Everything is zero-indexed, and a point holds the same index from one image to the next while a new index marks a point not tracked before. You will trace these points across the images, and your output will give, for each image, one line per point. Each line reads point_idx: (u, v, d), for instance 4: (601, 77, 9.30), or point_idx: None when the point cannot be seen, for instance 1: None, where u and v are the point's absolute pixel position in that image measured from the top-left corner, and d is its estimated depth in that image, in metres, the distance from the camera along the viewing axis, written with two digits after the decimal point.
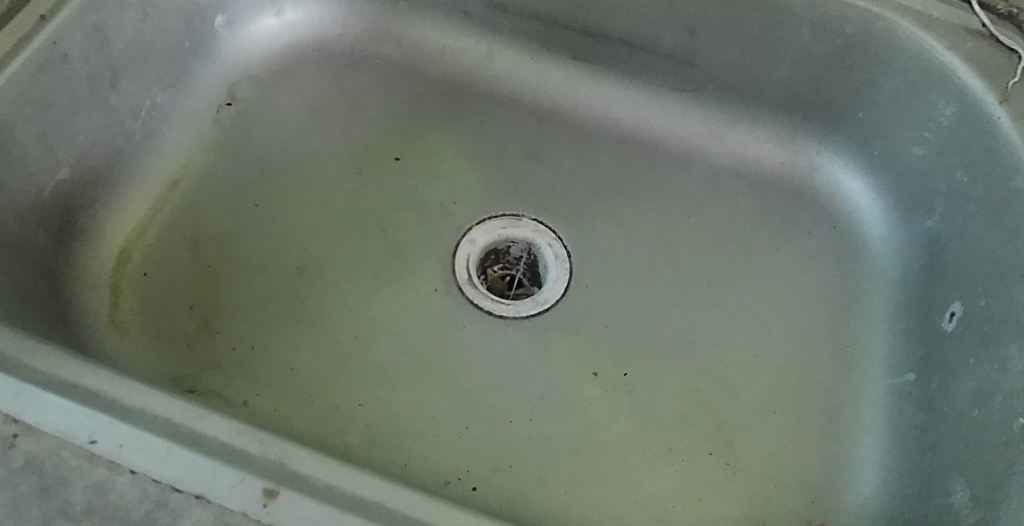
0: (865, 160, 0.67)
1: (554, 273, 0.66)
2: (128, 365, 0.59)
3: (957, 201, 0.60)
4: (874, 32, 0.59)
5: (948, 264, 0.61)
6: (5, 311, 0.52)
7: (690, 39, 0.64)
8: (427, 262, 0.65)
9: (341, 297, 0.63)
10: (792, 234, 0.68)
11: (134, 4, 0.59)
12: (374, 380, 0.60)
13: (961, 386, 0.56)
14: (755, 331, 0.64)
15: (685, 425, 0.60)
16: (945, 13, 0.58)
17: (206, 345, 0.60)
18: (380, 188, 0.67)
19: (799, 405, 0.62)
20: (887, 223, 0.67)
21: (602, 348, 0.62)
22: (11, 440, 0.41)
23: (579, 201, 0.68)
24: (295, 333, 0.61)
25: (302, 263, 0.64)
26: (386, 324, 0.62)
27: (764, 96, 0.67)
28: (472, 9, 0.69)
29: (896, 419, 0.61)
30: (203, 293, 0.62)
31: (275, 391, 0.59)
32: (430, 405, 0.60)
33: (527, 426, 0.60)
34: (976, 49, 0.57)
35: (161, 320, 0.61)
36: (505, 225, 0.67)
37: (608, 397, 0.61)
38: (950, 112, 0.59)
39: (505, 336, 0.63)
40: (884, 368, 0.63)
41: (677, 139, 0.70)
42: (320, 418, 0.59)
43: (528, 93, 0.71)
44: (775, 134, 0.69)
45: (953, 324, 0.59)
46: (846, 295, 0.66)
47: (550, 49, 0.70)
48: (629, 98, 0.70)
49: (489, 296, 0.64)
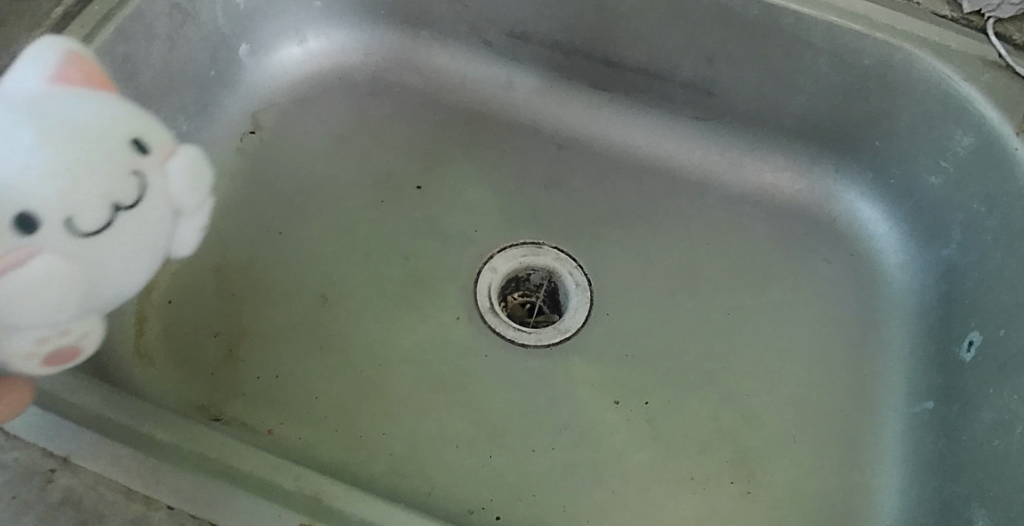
0: (882, 188, 0.68)
1: (575, 301, 0.66)
2: (155, 393, 0.59)
3: (974, 230, 0.61)
4: (891, 64, 0.60)
5: (965, 293, 0.62)
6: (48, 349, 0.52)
7: (709, 69, 0.65)
8: (448, 290, 0.65)
9: (364, 324, 0.63)
10: (809, 261, 0.69)
11: (162, 34, 0.60)
12: (398, 408, 0.61)
13: (980, 416, 0.57)
14: (774, 359, 0.65)
15: (707, 454, 0.61)
16: (963, 44, 0.60)
17: (231, 374, 0.61)
18: (402, 215, 0.68)
19: (819, 433, 0.63)
20: (904, 250, 0.67)
21: (623, 376, 0.63)
22: (49, 475, 0.41)
23: (599, 228, 0.69)
24: (319, 361, 0.62)
25: (325, 290, 0.64)
26: (409, 351, 0.63)
27: (782, 125, 0.68)
28: (493, 39, 0.70)
29: (915, 447, 0.62)
30: (228, 321, 0.62)
31: (299, 419, 0.60)
32: (454, 433, 0.60)
33: (549, 455, 0.60)
34: (993, 80, 0.58)
35: (186, 348, 0.61)
36: (526, 253, 0.68)
37: (630, 426, 0.61)
38: (967, 143, 0.60)
39: (527, 364, 0.63)
40: (903, 396, 0.64)
41: (694, 167, 0.71)
42: (343, 446, 0.59)
43: (547, 121, 0.72)
44: (792, 162, 0.70)
45: (971, 353, 0.60)
46: (865, 323, 0.67)
47: (570, 78, 0.71)
48: (647, 127, 0.71)
49: (511, 324, 0.65)
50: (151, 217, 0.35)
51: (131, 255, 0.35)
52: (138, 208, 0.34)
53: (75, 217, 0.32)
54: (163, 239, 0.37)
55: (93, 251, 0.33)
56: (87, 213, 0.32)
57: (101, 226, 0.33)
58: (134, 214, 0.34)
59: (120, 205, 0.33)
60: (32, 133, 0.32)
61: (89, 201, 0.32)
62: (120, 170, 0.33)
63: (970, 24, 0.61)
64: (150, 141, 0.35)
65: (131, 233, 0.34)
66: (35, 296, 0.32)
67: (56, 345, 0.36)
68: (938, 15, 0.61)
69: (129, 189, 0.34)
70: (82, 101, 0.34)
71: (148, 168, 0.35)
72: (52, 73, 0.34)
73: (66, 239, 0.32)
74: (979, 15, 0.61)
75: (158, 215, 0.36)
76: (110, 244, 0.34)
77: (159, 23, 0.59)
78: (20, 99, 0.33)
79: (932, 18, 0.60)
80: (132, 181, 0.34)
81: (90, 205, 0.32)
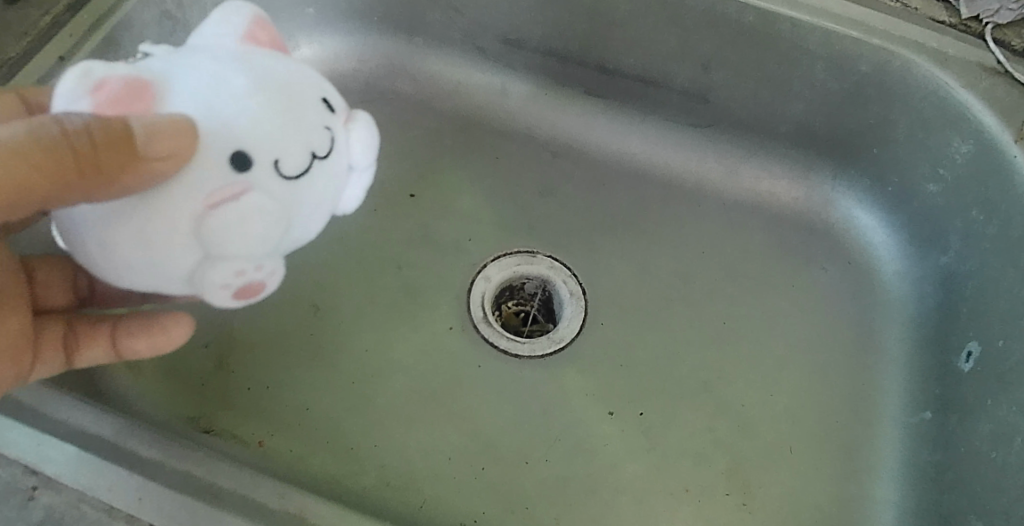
0: (879, 196, 0.67)
1: (569, 311, 0.65)
2: (143, 406, 0.57)
3: (973, 239, 0.60)
4: (889, 70, 0.60)
5: (964, 302, 0.61)
6: None
7: (704, 75, 0.65)
8: (441, 300, 0.65)
9: (357, 335, 0.63)
10: (807, 270, 0.68)
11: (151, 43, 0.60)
12: (390, 420, 0.60)
13: (979, 427, 0.56)
14: (771, 369, 0.64)
15: (702, 465, 0.60)
16: (961, 50, 0.59)
17: (221, 385, 0.60)
18: (395, 224, 0.67)
19: (817, 445, 0.62)
20: (902, 258, 0.67)
21: (618, 387, 0.62)
22: (31, 492, 0.40)
23: (593, 237, 0.68)
24: (310, 373, 0.61)
25: (318, 301, 0.64)
26: (402, 363, 0.62)
27: (779, 132, 0.67)
28: (486, 46, 0.69)
29: (913, 459, 0.61)
30: (219, 332, 0.62)
31: (290, 432, 0.59)
32: (446, 446, 0.59)
33: (543, 467, 0.59)
34: (991, 86, 0.58)
35: (176, 359, 0.60)
36: (520, 262, 0.67)
37: (624, 437, 0.61)
38: (965, 150, 0.59)
39: (520, 375, 0.62)
40: (902, 406, 0.63)
41: (691, 174, 0.70)
42: (334, 459, 0.58)
43: (541, 129, 0.71)
44: (788, 169, 0.69)
45: (969, 364, 0.59)
46: (863, 332, 0.66)
47: (565, 85, 0.70)
48: (643, 134, 0.70)
49: (504, 335, 0.64)
50: (338, 171, 0.38)
51: (316, 204, 0.37)
52: (329, 159, 0.37)
53: (284, 155, 0.34)
54: (339, 197, 0.39)
55: (294, 192, 0.35)
56: (292, 157, 0.35)
57: (300, 170, 0.35)
58: (327, 164, 0.37)
59: (318, 151, 0.36)
60: (245, 80, 0.34)
61: (298, 143, 0.35)
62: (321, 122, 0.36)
63: (968, 30, 0.60)
64: (337, 103, 0.38)
65: (322, 183, 0.37)
66: (246, 224, 0.34)
67: (246, 282, 0.36)
68: (935, 20, 0.60)
69: (325, 140, 0.36)
70: (283, 60, 0.37)
71: (337, 127, 0.37)
72: (245, 32, 0.37)
73: (273, 175, 0.34)
74: (977, 20, 0.60)
75: (341, 171, 0.38)
76: (304, 188, 0.36)
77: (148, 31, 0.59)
78: (230, 51, 0.36)
79: (930, 24, 0.60)
80: (328, 133, 0.37)
81: (296, 147, 0.35)
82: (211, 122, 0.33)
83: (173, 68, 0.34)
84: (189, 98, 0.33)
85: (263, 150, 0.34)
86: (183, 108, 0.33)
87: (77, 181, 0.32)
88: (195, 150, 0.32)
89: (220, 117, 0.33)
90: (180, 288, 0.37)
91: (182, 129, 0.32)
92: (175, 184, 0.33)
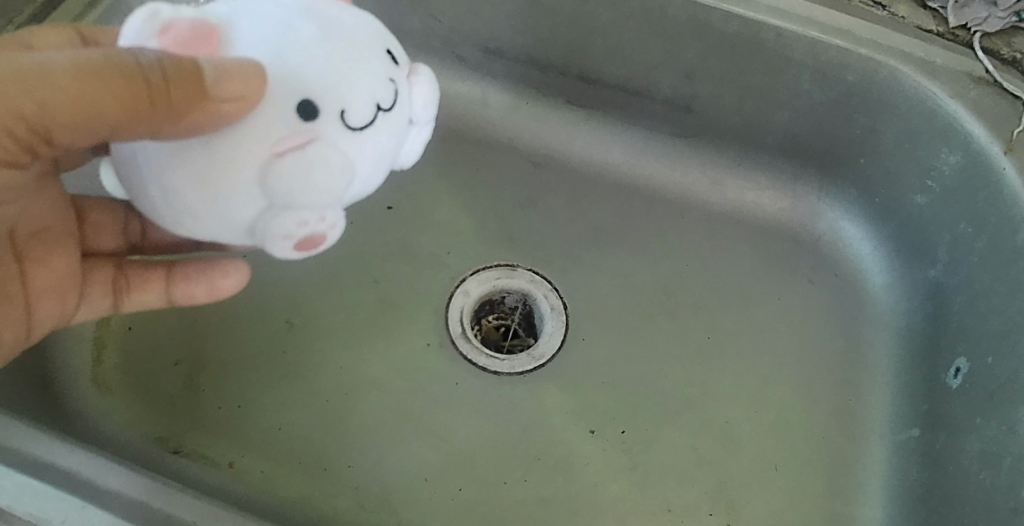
0: (866, 207, 0.66)
1: (550, 326, 0.64)
2: (110, 425, 0.57)
3: (961, 251, 0.59)
4: (876, 80, 0.58)
5: (953, 316, 0.59)
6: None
7: (688, 85, 0.63)
8: (419, 315, 0.63)
9: (332, 352, 0.61)
10: (793, 283, 0.67)
11: None
12: (366, 440, 0.58)
13: (967, 446, 0.55)
14: (756, 385, 0.63)
15: (685, 485, 0.59)
16: (948, 60, 0.58)
17: (191, 405, 0.58)
18: (372, 237, 0.66)
19: (803, 463, 0.60)
20: (889, 271, 0.65)
21: (600, 404, 0.61)
22: None
23: (575, 250, 0.67)
24: (282, 391, 0.59)
25: (292, 317, 0.62)
26: (377, 380, 0.60)
27: (764, 143, 0.66)
28: (466, 54, 0.68)
29: (900, 477, 0.60)
30: (190, 349, 0.60)
31: (262, 453, 0.57)
32: (423, 466, 0.58)
33: (522, 488, 0.58)
34: (980, 96, 0.56)
35: (145, 377, 0.59)
36: (499, 275, 0.65)
37: (606, 456, 0.59)
38: (953, 162, 0.58)
39: (500, 393, 0.61)
40: (889, 423, 0.62)
41: (674, 186, 0.69)
42: (308, 481, 0.57)
43: (523, 139, 0.70)
44: (774, 180, 0.68)
45: (958, 380, 0.58)
46: (850, 347, 0.64)
47: (546, 94, 0.69)
48: (626, 144, 0.69)
49: (483, 351, 0.62)
50: (401, 124, 0.36)
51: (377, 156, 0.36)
52: (393, 112, 0.35)
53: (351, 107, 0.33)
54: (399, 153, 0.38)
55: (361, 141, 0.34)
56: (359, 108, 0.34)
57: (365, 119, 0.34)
58: (390, 116, 0.35)
59: (384, 105, 0.35)
60: (310, 26, 0.33)
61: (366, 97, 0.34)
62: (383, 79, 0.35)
63: (956, 39, 0.59)
64: (398, 54, 0.37)
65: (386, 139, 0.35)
66: (313, 173, 0.33)
67: (309, 233, 0.35)
68: (922, 29, 0.59)
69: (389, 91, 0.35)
70: (348, 10, 0.36)
71: (400, 78, 0.36)
72: None
73: (340, 127, 0.33)
74: (965, 29, 0.59)
75: (402, 126, 0.36)
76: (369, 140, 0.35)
77: None
78: None
79: (917, 33, 0.58)
80: (392, 85, 0.35)
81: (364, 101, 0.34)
82: (278, 67, 0.32)
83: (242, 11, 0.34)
84: (259, 43, 0.33)
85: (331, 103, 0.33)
86: (254, 53, 0.33)
87: (147, 112, 0.33)
88: (263, 94, 0.32)
89: (286, 63, 0.33)
90: (244, 240, 0.37)
91: (250, 74, 0.31)
92: (242, 132, 0.33)
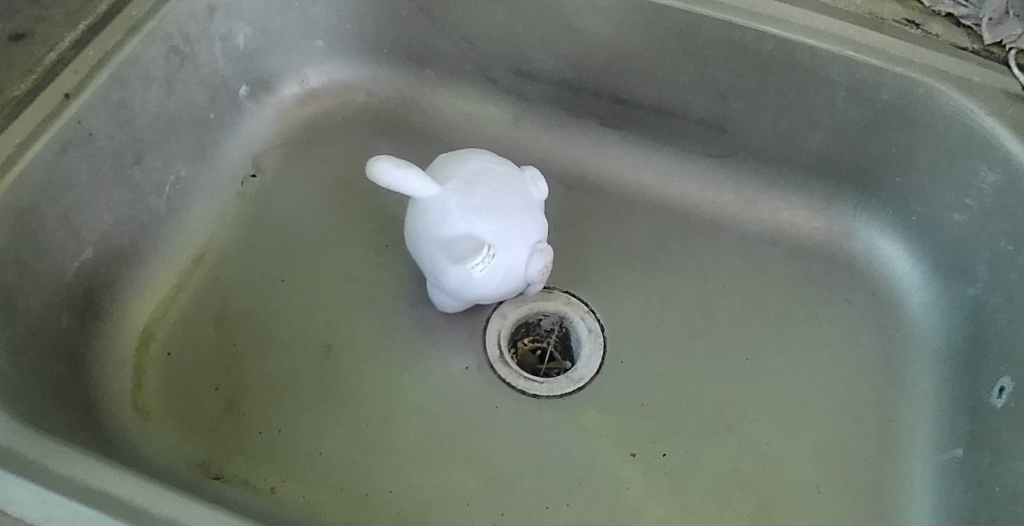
0: (902, 226, 0.66)
1: (588, 348, 0.64)
2: (152, 450, 0.57)
3: (1003, 269, 0.58)
4: (912, 98, 0.59)
5: (995, 335, 0.59)
6: (43, 412, 0.50)
7: (721, 105, 0.64)
8: (455, 338, 0.63)
9: (371, 376, 0.61)
10: (829, 301, 0.66)
11: (159, 77, 0.59)
12: (405, 464, 0.58)
13: (1016, 465, 0.53)
14: (796, 407, 0.62)
15: (726, 508, 0.58)
16: (984, 77, 0.58)
17: (233, 430, 0.58)
18: (407, 260, 0.66)
19: (846, 484, 0.60)
20: (927, 289, 0.65)
21: (639, 427, 0.60)
22: None
23: (611, 272, 0.66)
24: (322, 417, 0.59)
25: (329, 340, 0.62)
26: (416, 404, 0.60)
27: (798, 162, 0.66)
28: (497, 77, 0.68)
29: (944, 498, 0.58)
30: (228, 372, 0.60)
31: (303, 478, 0.57)
32: (463, 490, 0.58)
33: (563, 511, 0.57)
34: (1018, 114, 0.56)
35: (185, 402, 0.59)
36: (537, 298, 0.65)
37: (647, 480, 0.59)
38: (992, 180, 0.57)
39: (539, 416, 0.61)
40: (931, 443, 0.61)
41: (708, 206, 0.69)
42: (348, 505, 0.56)
43: (556, 161, 0.70)
44: (808, 200, 0.68)
45: (1002, 399, 0.56)
46: (889, 367, 0.64)
47: (578, 116, 0.69)
48: (658, 166, 0.69)
49: (521, 375, 0.62)
50: (509, 271, 0.55)
51: (485, 218, 0.53)
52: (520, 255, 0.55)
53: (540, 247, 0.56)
54: (514, 266, 0.55)
55: (512, 225, 0.54)
56: (524, 227, 0.55)
57: (524, 228, 0.54)
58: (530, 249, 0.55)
59: (530, 243, 0.55)
60: (535, 237, 0.55)
61: (537, 234, 0.56)
62: (535, 283, 0.57)
63: (991, 56, 0.59)
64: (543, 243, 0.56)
65: (501, 277, 0.55)
66: (533, 214, 0.55)
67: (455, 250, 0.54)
68: (958, 47, 0.59)
69: (490, 253, 0.53)
70: (541, 240, 0.56)
71: (518, 268, 0.55)
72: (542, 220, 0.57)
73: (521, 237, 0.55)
74: (1000, 46, 0.59)
75: (521, 267, 0.55)
76: (503, 218, 0.54)
77: (156, 66, 0.58)
78: (539, 236, 0.56)
79: (952, 51, 0.59)
80: (540, 240, 0.56)
81: (535, 235, 0.55)
82: (513, 241, 0.54)
83: (532, 231, 0.55)
84: (522, 237, 0.54)
85: (540, 222, 0.56)
86: (516, 236, 0.54)
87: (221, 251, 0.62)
88: (525, 225, 0.55)
89: (522, 243, 0.55)
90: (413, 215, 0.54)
91: (526, 226, 0.55)
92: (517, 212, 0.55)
